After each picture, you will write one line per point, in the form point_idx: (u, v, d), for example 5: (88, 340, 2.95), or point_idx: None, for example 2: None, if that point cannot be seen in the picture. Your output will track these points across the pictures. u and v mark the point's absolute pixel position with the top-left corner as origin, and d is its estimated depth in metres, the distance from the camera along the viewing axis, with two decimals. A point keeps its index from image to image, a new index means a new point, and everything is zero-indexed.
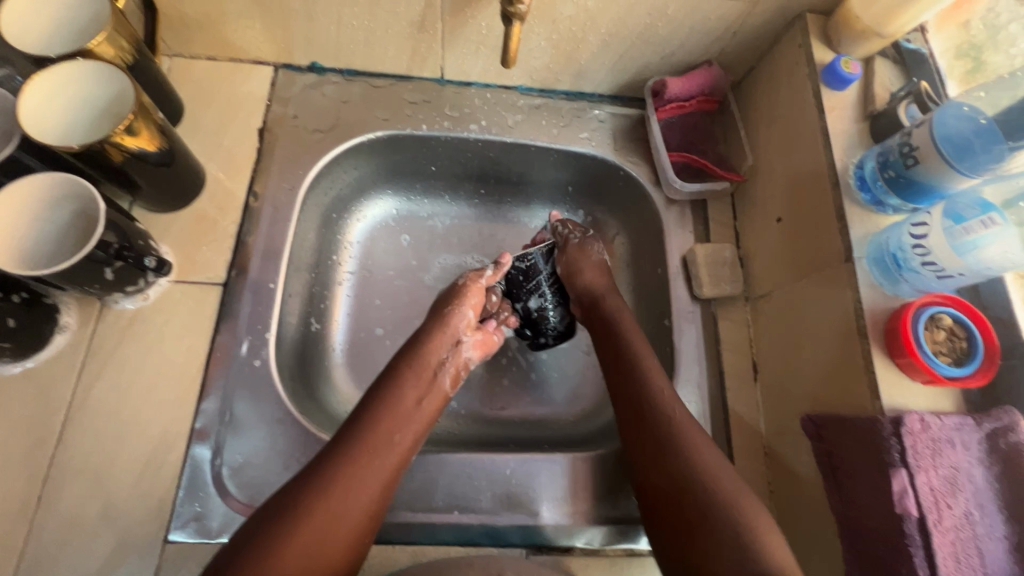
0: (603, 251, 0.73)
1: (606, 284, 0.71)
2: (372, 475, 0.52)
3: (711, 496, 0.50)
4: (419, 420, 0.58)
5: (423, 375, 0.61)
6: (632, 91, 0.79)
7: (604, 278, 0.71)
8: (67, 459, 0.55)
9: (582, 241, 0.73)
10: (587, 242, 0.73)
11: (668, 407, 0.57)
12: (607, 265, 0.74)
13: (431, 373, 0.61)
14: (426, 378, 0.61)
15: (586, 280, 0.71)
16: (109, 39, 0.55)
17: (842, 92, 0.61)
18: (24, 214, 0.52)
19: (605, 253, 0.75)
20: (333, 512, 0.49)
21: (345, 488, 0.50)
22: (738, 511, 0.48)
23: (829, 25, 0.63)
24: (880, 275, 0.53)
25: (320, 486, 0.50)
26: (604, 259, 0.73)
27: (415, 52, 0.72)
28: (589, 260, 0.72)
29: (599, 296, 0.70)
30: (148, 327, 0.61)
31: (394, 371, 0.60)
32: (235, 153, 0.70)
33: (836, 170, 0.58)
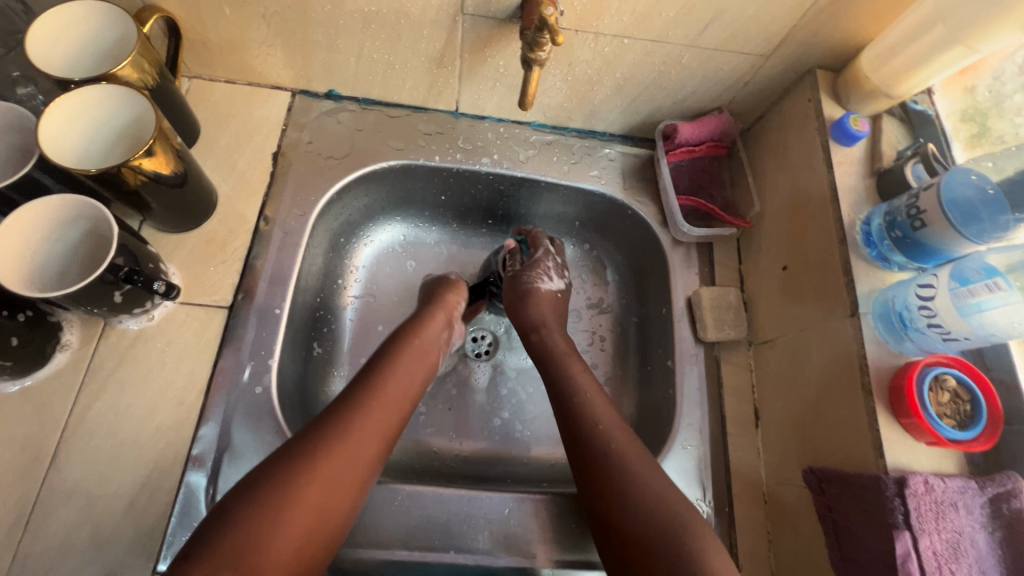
0: (550, 280, 0.73)
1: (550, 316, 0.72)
2: (372, 425, 0.54)
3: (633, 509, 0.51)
4: (421, 373, 0.62)
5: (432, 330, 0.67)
6: (642, 132, 0.80)
7: (545, 304, 0.72)
8: (59, 482, 0.55)
9: (515, 273, 0.74)
10: (540, 265, 0.74)
11: (600, 417, 0.58)
12: (553, 290, 0.73)
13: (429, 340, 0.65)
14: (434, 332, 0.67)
15: (533, 306, 0.71)
16: (133, 63, 0.55)
17: (850, 147, 0.62)
18: (34, 233, 0.52)
19: (557, 276, 0.75)
20: (336, 468, 0.50)
21: (369, 421, 0.54)
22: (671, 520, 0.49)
23: (838, 82, 0.65)
24: (885, 331, 0.53)
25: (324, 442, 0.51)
26: (548, 286, 0.73)
27: (432, 86, 0.73)
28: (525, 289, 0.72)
29: (535, 326, 0.70)
30: (150, 349, 0.61)
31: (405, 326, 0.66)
32: (248, 176, 0.71)
33: (843, 225, 0.58)
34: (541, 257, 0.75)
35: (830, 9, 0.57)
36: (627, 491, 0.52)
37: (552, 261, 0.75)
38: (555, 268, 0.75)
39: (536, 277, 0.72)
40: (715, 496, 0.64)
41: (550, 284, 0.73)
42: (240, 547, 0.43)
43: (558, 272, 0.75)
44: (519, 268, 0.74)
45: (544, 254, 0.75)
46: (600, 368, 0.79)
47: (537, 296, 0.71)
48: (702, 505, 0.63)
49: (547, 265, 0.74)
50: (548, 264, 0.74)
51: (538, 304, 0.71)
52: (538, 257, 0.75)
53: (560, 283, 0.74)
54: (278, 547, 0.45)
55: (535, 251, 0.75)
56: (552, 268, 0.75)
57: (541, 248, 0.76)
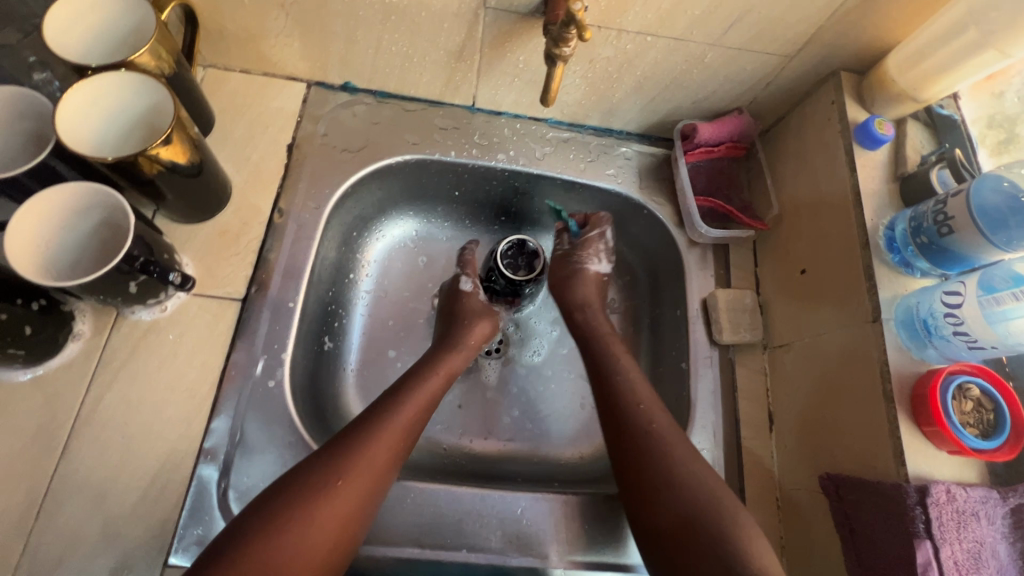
0: (599, 262, 0.75)
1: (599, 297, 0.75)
2: (396, 418, 0.57)
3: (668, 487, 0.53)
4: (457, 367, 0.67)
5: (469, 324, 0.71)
6: (660, 131, 0.79)
7: (593, 285, 0.74)
8: (70, 472, 0.54)
9: (566, 252, 0.76)
10: (594, 245, 0.75)
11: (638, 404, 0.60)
12: (599, 272, 0.75)
13: (456, 342, 0.69)
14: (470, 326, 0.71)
15: (579, 285, 0.74)
16: (151, 51, 0.54)
17: (874, 151, 0.61)
18: (51, 221, 0.52)
19: (607, 258, 0.76)
20: (366, 456, 0.53)
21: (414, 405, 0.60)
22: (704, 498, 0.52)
23: (862, 84, 0.64)
24: (907, 338, 0.53)
25: (353, 436, 0.54)
26: (598, 268, 0.75)
27: (449, 80, 0.72)
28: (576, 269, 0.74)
29: (579, 305, 0.72)
30: (162, 340, 0.60)
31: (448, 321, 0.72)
32: (263, 168, 0.70)
33: (865, 230, 0.58)
34: (592, 237, 0.75)
35: (858, 11, 0.56)
36: (665, 472, 0.54)
37: (607, 243, 0.76)
38: (606, 250, 0.76)
39: (585, 258, 0.75)
40: None
41: (598, 266, 0.75)
42: (282, 530, 0.47)
43: (609, 256, 0.76)
44: (570, 247, 0.76)
45: (595, 233, 0.76)
46: None
47: (584, 277, 0.74)
48: None
49: (598, 244, 0.75)
50: (601, 246, 0.75)
51: (591, 286, 0.74)
52: (591, 237, 0.75)
53: (608, 266, 0.76)
54: (318, 529, 0.48)
55: (588, 231, 0.76)
56: (606, 252, 0.76)
57: (597, 229, 0.76)
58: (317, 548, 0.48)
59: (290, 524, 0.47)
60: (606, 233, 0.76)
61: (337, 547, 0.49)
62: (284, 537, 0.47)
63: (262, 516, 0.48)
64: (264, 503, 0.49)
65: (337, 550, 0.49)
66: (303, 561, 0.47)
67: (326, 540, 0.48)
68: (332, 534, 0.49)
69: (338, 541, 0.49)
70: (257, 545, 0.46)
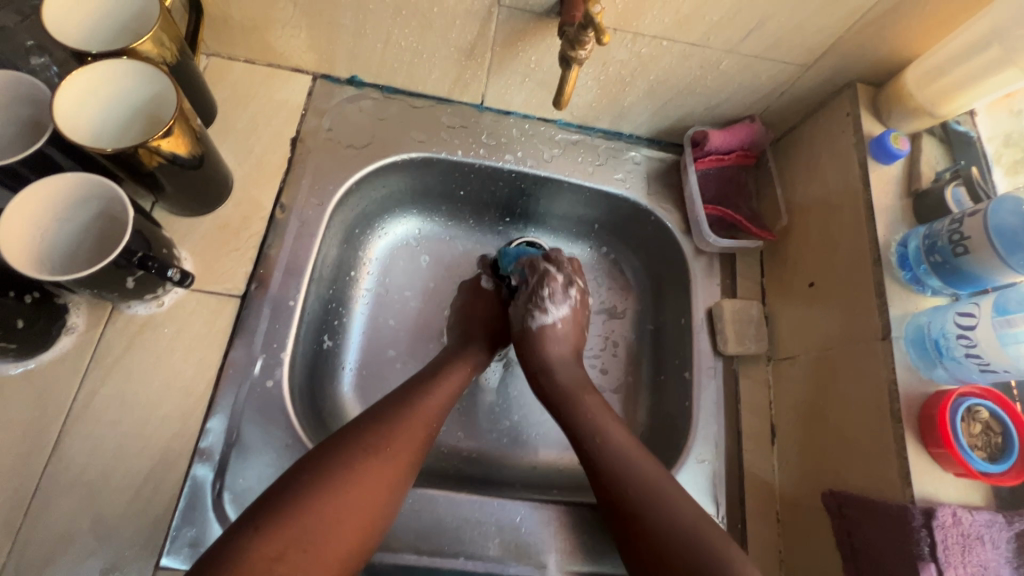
0: (549, 311, 0.69)
1: (565, 351, 0.69)
2: (428, 397, 0.60)
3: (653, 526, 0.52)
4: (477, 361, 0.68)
5: (490, 318, 0.73)
6: (670, 136, 0.78)
7: (554, 339, 0.69)
8: (61, 470, 0.53)
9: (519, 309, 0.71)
10: (534, 297, 0.69)
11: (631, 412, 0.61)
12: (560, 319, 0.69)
13: (474, 335, 0.70)
14: (493, 320, 0.73)
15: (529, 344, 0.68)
16: (154, 39, 0.52)
17: (888, 166, 0.61)
18: (45, 213, 0.50)
19: (560, 303, 0.70)
20: (403, 431, 0.55)
21: (437, 395, 0.60)
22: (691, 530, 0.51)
23: (878, 97, 0.64)
24: (917, 357, 0.52)
25: (385, 416, 0.55)
26: (546, 321, 0.69)
27: (458, 78, 0.70)
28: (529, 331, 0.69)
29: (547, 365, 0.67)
30: (159, 336, 0.59)
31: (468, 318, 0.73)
32: (265, 161, 0.68)
33: (878, 246, 0.57)
34: (536, 287, 0.70)
35: (878, 23, 0.55)
36: (648, 506, 0.53)
37: (550, 285, 0.70)
38: (553, 296, 0.69)
39: (528, 314, 0.69)
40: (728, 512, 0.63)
41: (544, 318, 0.69)
42: (327, 495, 0.48)
43: (557, 297, 0.70)
44: (519, 299, 0.72)
45: (534, 280, 0.70)
46: (613, 374, 0.78)
47: (538, 337, 0.68)
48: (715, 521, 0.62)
49: (550, 287, 0.69)
50: (542, 294, 0.69)
51: (553, 340, 0.68)
52: (532, 287, 0.70)
53: (566, 311, 0.70)
54: (362, 495, 0.49)
55: (531, 279, 0.71)
56: (550, 296, 0.69)
57: (537, 273, 0.70)
58: (360, 514, 0.49)
59: (334, 490, 0.48)
60: (547, 273, 0.70)
61: (373, 522, 0.50)
62: (324, 507, 0.47)
63: (306, 480, 0.48)
64: (291, 483, 0.48)
65: (377, 517, 0.50)
66: (346, 526, 0.48)
67: (368, 506, 0.49)
68: (373, 501, 0.50)
69: (378, 509, 0.50)
70: (281, 526, 0.45)
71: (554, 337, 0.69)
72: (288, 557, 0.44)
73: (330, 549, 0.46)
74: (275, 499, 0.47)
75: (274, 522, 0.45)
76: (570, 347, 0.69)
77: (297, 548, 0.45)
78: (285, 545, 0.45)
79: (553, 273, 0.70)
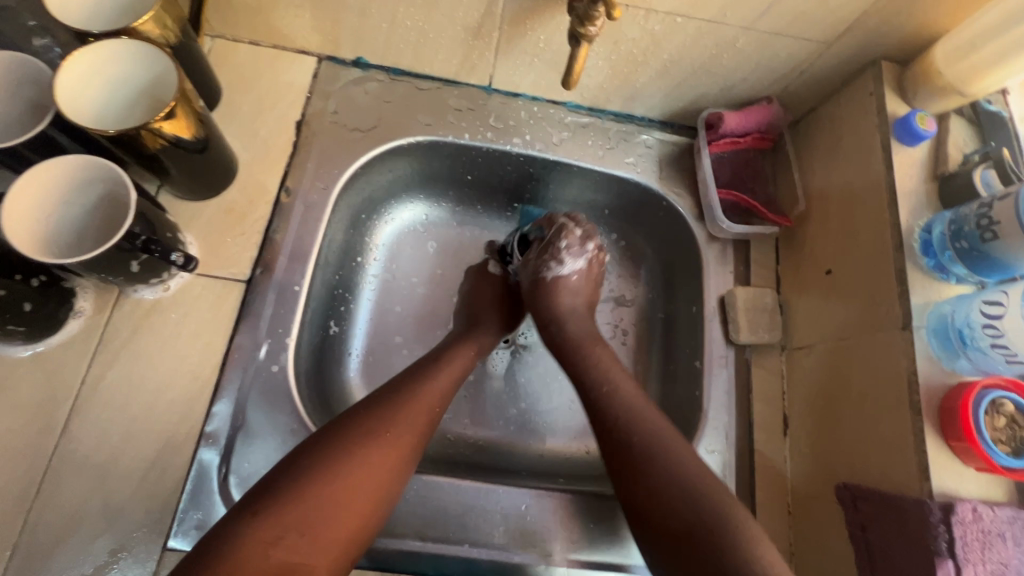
0: (566, 262, 0.68)
1: (577, 302, 0.68)
2: (431, 383, 0.59)
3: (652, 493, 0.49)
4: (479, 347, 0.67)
5: (495, 304, 0.72)
6: (684, 119, 0.76)
7: (570, 291, 0.68)
8: (70, 452, 0.53)
9: (533, 267, 0.69)
10: (549, 248, 0.68)
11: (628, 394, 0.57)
12: (577, 270, 0.69)
13: (478, 322, 0.70)
14: (498, 307, 0.72)
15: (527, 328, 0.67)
16: (155, 19, 0.52)
17: (912, 148, 0.58)
18: (52, 197, 0.50)
19: (578, 254, 0.69)
20: (404, 416, 0.54)
21: (439, 381, 0.60)
22: (709, 498, 0.47)
23: (904, 75, 0.61)
24: (939, 347, 0.51)
25: (388, 401, 0.55)
26: (564, 273, 0.68)
27: (466, 58, 0.69)
28: (546, 289, 0.68)
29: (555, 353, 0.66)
30: (165, 320, 0.59)
31: (472, 304, 0.72)
32: (270, 145, 0.68)
33: (900, 232, 0.55)
34: (555, 237, 0.68)
35: None
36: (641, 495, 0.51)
37: (568, 238, 0.68)
38: (576, 244, 0.69)
39: (543, 265, 0.68)
40: (738, 503, 0.62)
41: (561, 270, 0.68)
42: (326, 480, 0.47)
43: (574, 249, 0.68)
44: (532, 255, 0.70)
45: (554, 232, 0.69)
46: (622, 362, 0.77)
47: (551, 288, 0.68)
48: None
49: (569, 237, 0.68)
50: (559, 246, 0.68)
51: (567, 291, 0.68)
52: (549, 239, 0.69)
53: (581, 265, 0.69)
54: (362, 481, 0.49)
55: (549, 232, 0.69)
56: (567, 248, 0.68)
57: (558, 225, 0.69)
58: (359, 499, 0.48)
59: (334, 475, 0.48)
60: (566, 225, 0.69)
61: (373, 508, 0.49)
62: (324, 492, 0.47)
63: (305, 465, 0.48)
64: (290, 466, 0.48)
65: (377, 504, 0.49)
66: (345, 512, 0.47)
67: (369, 493, 0.49)
68: (373, 487, 0.49)
69: (377, 495, 0.50)
70: (280, 510, 0.45)
71: (568, 288, 0.68)
72: (285, 540, 0.44)
73: (330, 534, 0.46)
74: (273, 484, 0.47)
75: (272, 507, 0.45)
76: (583, 299, 0.69)
77: (295, 532, 0.44)
78: (283, 529, 0.44)
79: (573, 228, 0.69)
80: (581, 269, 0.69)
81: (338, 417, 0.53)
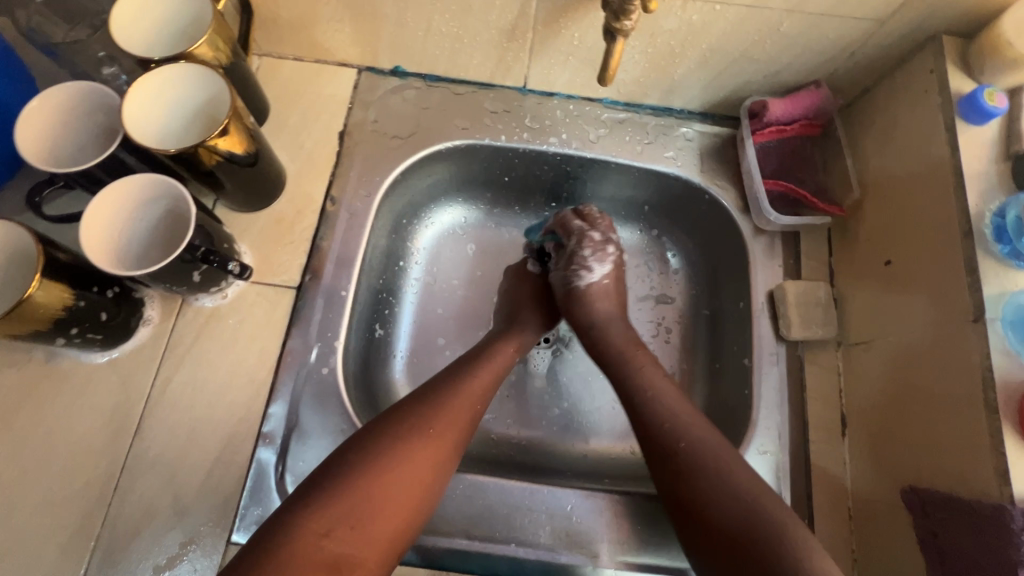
0: (592, 270, 0.68)
1: (611, 306, 0.68)
2: (473, 380, 0.60)
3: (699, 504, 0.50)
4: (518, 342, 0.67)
5: (534, 301, 0.72)
6: (726, 109, 0.73)
7: (600, 295, 0.68)
8: (143, 450, 0.57)
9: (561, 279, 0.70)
10: (574, 258, 0.69)
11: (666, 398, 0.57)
12: (603, 277, 0.69)
13: (517, 319, 0.70)
14: (535, 303, 0.72)
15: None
16: (209, 42, 0.55)
17: (980, 127, 0.54)
18: (123, 212, 0.55)
19: (602, 259, 0.69)
20: (447, 413, 0.55)
21: (479, 378, 0.60)
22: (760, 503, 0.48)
23: (969, 49, 0.57)
24: (1016, 342, 0.47)
25: (431, 398, 0.56)
26: (594, 278, 0.68)
27: (500, 61, 0.69)
28: (581, 295, 0.68)
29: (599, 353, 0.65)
30: (224, 326, 0.62)
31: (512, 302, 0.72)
32: (316, 155, 0.70)
33: (968, 218, 0.51)
34: (577, 248, 0.69)
35: None
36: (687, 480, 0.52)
37: (589, 244, 0.69)
38: (598, 250, 0.69)
39: (573, 275, 0.69)
40: (794, 506, 0.59)
41: (591, 277, 0.68)
42: (371, 475, 0.49)
43: (598, 256, 0.69)
44: (559, 267, 0.71)
45: (575, 240, 0.69)
46: (666, 361, 0.75)
47: (584, 296, 0.68)
48: None
49: (591, 244, 0.69)
50: (584, 254, 0.69)
51: (599, 297, 0.68)
52: (572, 249, 0.69)
53: (607, 268, 0.69)
54: (405, 476, 0.50)
55: (569, 242, 0.70)
56: (592, 254, 0.69)
57: (575, 232, 0.70)
58: (403, 494, 0.49)
59: (380, 470, 0.49)
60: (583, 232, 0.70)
61: (418, 504, 0.50)
62: (371, 488, 0.48)
63: (352, 461, 0.49)
64: (337, 463, 0.50)
65: (423, 499, 0.51)
66: (392, 506, 0.49)
67: (414, 488, 0.50)
68: (418, 483, 0.51)
69: (422, 490, 0.51)
70: (330, 504, 0.47)
71: (600, 294, 0.68)
72: (336, 533, 0.46)
73: (377, 529, 0.47)
74: (324, 479, 0.48)
75: (324, 500, 0.47)
76: (617, 301, 0.69)
77: (345, 525, 0.46)
78: (334, 522, 0.46)
79: (591, 234, 0.69)
80: (608, 274, 0.69)
81: (383, 414, 0.54)
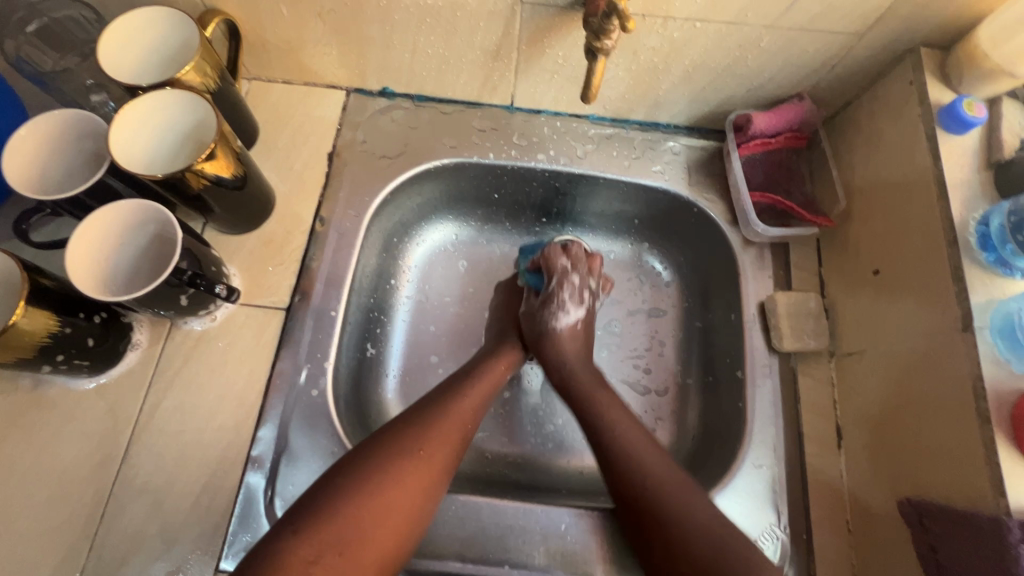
0: (568, 313, 0.68)
1: (579, 351, 0.67)
2: (463, 400, 0.59)
3: (686, 534, 0.49)
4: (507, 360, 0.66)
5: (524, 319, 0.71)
6: (711, 123, 0.74)
7: (571, 341, 0.67)
8: (130, 477, 0.57)
9: (531, 313, 0.70)
10: (550, 300, 0.69)
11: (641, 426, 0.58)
12: (574, 322, 0.68)
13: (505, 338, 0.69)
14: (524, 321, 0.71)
15: (553, 347, 0.67)
16: (196, 68, 0.55)
17: (961, 136, 0.55)
18: (109, 237, 0.55)
19: (577, 303, 0.69)
20: (437, 433, 0.55)
21: (469, 398, 0.60)
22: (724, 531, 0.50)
23: (947, 61, 0.58)
24: (1006, 350, 0.47)
25: (420, 419, 0.55)
26: (568, 322, 0.68)
27: (486, 80, 0.70)
28: (553, 340, 0.67)
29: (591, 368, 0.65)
30: (213, 349, 0.62)
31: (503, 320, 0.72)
32: (305, 176, 0.71)
33: (953, 227, 0.52)
34: (556, 288, 0.69)
35: None
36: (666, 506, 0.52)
37: (569, 287, 0.69)
38: (577, 293, 0.69)
39: (546, 317, 0.68)
40: (792, 520, 0.58)
41: (566, 319, 0.68)
42: (359, 499, 0.48)
43: (576, 297, 0.69)
44: (534, 305, 0.70)
45: (557, 278, 0.69)
46: (659, 375, 0.74)
47: (556, 338, 0.67)
48: (778, 530, 0.58)
49: (571, 286, 0.69)
50: (562, 296, 0.68)
51: (569, 341, 0.68)
52: (551, 290, 0.69)
53: (581, 313, 0.69)
54: (397, 501, 0.49)
55: (550, 280, 0.69)
56: (570, 297, 0.69)
57: (557, 272, 0.69)
58: (392, 519, 0.49)
59: (368, 494, 0.49)
60: (565, 272, 0.69)
61: (407, 528, 0.50)
62: (360, 513, 0.47)
63: (340, 484, 0.49)
64: (326, 488, 0.49)
65: (412, 522, 0.50)
66: (380, 532, 0.48)
67: (403, 512, 0.49)
68: (407, 507, 0.50)
69: (411, 514, 0.50)
70: (317, 530, 0.46)
71: (570, 338, 0.68)
72: (323, 561, 0.45)
73: (365, 556, 0.46)
74: (313, 503, 0.48)
75: (312, 526, 0.46)
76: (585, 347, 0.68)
77: (332, 552, 0.45)
78: (321, 549, 0.45)
79: (572, 276, 0.69)
80: (581, 318, 0.69)
81: (373, 436, 0.54)
